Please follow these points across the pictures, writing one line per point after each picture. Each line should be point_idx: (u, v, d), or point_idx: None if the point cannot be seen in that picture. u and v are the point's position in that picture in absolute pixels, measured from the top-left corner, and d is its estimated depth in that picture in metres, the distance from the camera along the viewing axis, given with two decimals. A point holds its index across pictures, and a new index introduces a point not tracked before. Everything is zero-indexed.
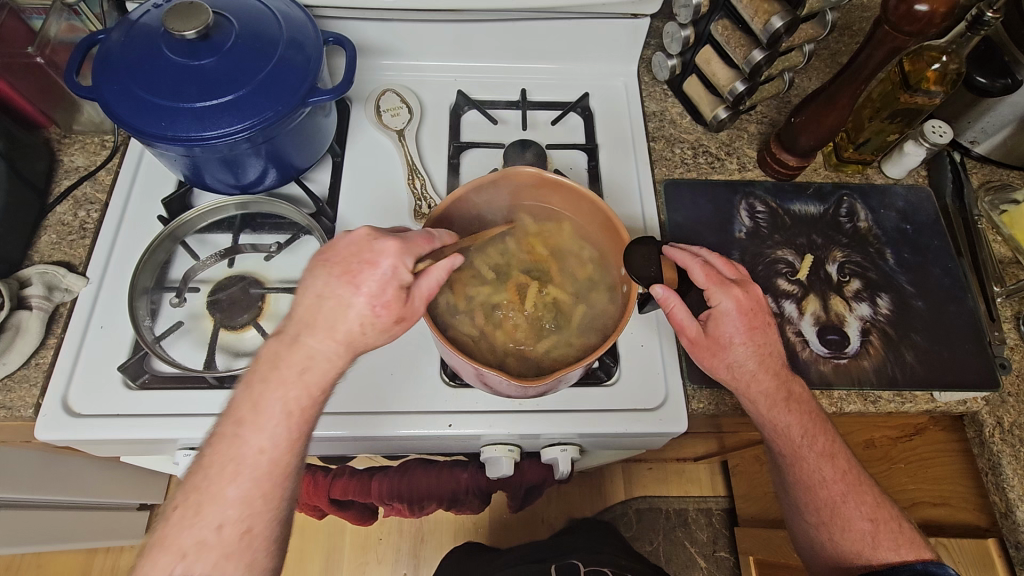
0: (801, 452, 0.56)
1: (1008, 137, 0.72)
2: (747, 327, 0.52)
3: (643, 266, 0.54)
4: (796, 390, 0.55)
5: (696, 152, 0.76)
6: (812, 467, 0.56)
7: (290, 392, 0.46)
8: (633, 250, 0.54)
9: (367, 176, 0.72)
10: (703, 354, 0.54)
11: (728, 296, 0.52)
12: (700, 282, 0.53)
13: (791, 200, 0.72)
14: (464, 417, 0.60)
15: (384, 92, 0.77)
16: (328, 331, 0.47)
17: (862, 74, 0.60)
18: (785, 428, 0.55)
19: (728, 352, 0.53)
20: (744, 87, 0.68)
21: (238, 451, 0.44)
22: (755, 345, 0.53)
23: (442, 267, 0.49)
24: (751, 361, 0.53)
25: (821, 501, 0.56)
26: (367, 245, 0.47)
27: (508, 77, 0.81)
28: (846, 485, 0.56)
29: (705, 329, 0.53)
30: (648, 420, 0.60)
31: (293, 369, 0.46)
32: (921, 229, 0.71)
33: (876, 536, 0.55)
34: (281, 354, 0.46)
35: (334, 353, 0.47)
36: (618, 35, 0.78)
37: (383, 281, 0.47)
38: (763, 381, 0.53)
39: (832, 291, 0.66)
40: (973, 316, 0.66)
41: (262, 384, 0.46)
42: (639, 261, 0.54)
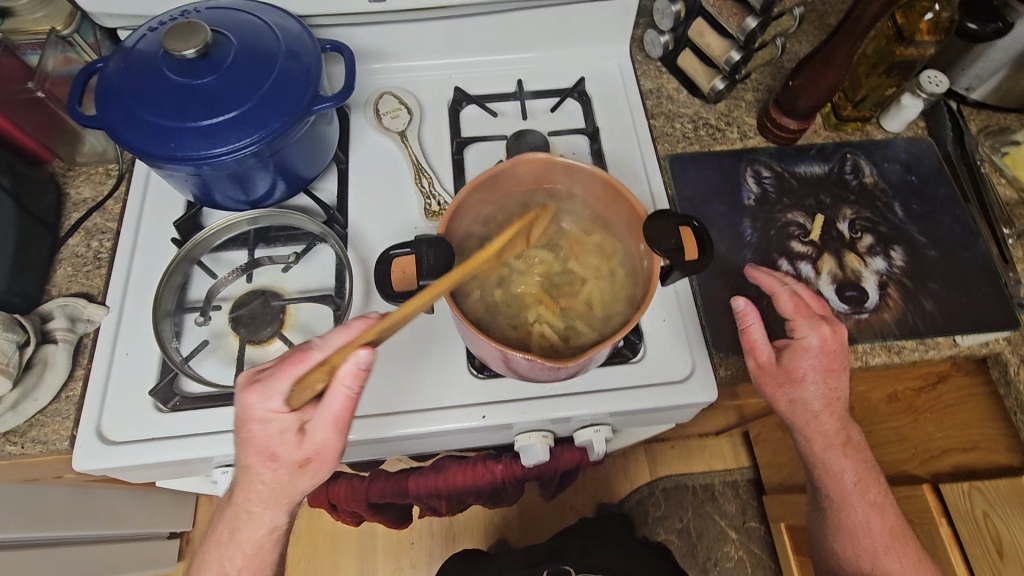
0: (852, 500, 0.63)
1: (1003, 80, 0.73)
2: (824, 367, 0.57)
3: (663, 237, 0.53)
4: (854, 439, 0.62)
5: (697, 125, 0.77)
6: (862, 514, 0.63)
7: (235, 556, 0.52)
8: (650, 225, 0.53)
9: (373, 180, 0.72)
10: (769, 384, 0.58)
11: (815, 332, 0.56)
12: (788, 311, 0.58)
13: (796, 162, 0.72)
14: (497, 407, 0.60)
15: (381, 95, 0.77)
16: (243, 491, 0.50)
17: (858, 30, 0.60)
18: (838, 472, 0.62)
19: (796, 388, 0.58)
20: (739, 56, 0.69)
21: None
22: (826, 387, 0.58)
23: (345, 375, 0.44)
24: (817, 400, 0.58)
25: (863, 548, 0.63)
26: (240, 399, 0.47)
27: (502, 69, 0.81)
28: (890, 538, 0.62)
29: (777, 359, 0.58)
30: (676, 391, 0.61)
31: (229, 531, 0.52)
32: (926, 178, 0.72)
33: None
34: (222, 512, 0.52)
35: (257, 510, 0.50)
36: (609, 17, 0.78)
37: (274, 429, 0.47)
38: (826, 427, 0.59)
39: (846, 248, 0.67)
40: (988, 258, 0.67)
41: (204, 551, 0.53)
42: (657, 233, 0.53)
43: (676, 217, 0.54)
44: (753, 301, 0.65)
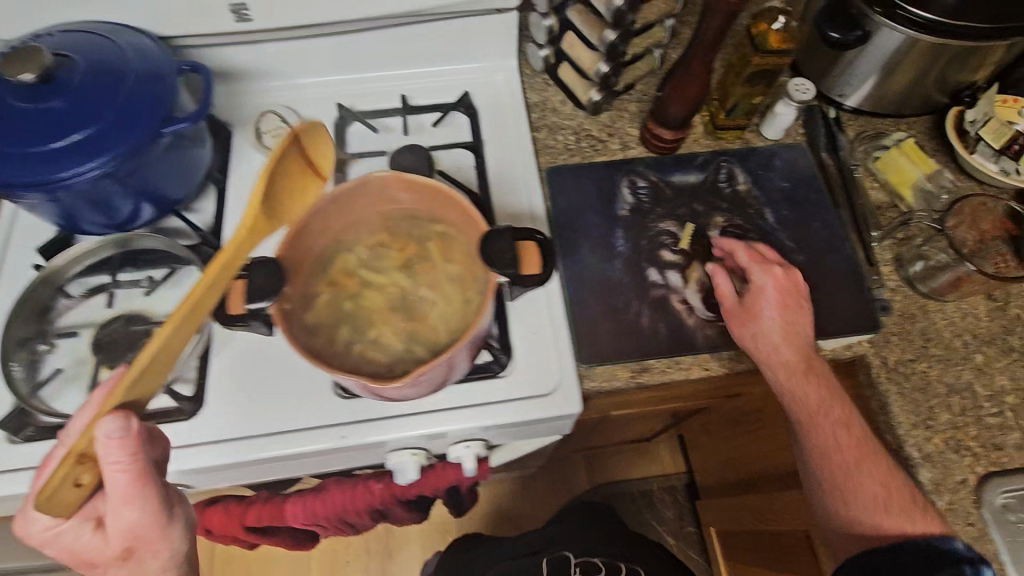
0: (822, 429, 0.58)
1: (874, 86, 0.74)
2: (782, 303, 0.61)
3: (496, 252, 0.51)
4: (820, 367, 0.60)
5: (579, 137, 0.78)
6: (834, 441, 0.58)
7: None
8: (483, 240, 0.52)
9: (250, 200, 0.72)
10: (741, 327, 0.61)
11: (768, 276, 0.61)
12: (744, 261, 0.63)
13: (672, 171, 0.73)
14: (358, 426, 0.60)
15: (264, 114, 0.76)
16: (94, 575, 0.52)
17: (708, 41, 0.61)
18: (803, 396, 0.59)
19: (757, 324, 0.60)
20: (608, 67, 0.69)
21: None
22: (784, 321, 0.60)
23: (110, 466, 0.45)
24: (779, 336, 0.59)
25: (833, 466, 0.58)
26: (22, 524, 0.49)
27: (389, 84, 0.81)
28: (858, 450, 0.57)
29: (738, 305, 0.62)
30: (540, 405, 0.61)
31: None
32: (798, 185, 0.73)
33: (888, 499, 0.56)
34: None
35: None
36: (490, 31, 0.78)
37: (70, 535, 0.49)
38: (789, 359, 0.59)
39: (715, 256, 0.68)
40: (853, 262, 0.68)
41: None
42: (491, 249, 0.51)
43: (511, 232, 0.53)
44: (621, 312, 0.65)
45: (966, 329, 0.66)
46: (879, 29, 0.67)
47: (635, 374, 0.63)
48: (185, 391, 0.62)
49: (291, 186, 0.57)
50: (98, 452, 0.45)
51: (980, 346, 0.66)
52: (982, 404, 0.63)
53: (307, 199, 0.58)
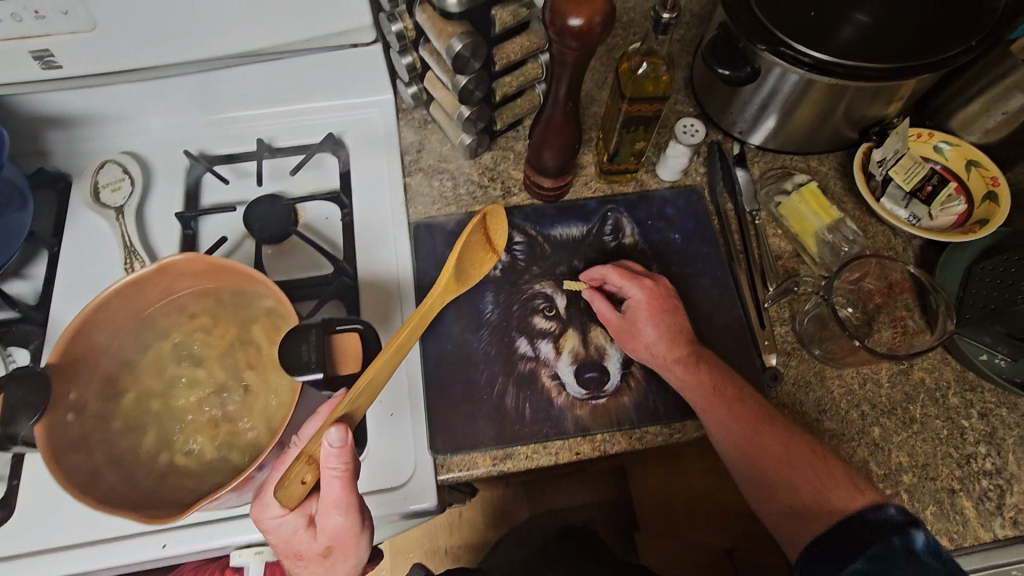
0: (731, 415, 0.54)
1: (773, 124, 0.68)
2: (655, 311, 0.58)
3: (294, 356, 0.45)
4: (706, 355, 0.57)
5: (457, 182, 0.71)
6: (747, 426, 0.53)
7: None
8: (283, 340, 0.46)
9: (84, 266, 0.65)
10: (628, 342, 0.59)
11: (635, 286, 0.59)
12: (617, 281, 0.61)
13: (552, 224, 0.67)
14: (181, 533, 0.53)
15: (103, 164, 0.69)
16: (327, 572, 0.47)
17: (559, 95, 0.56)
18: (689, 385, 0.55)
19: (641, 337, 0.58)
20: (470, 111, 0.63)
21: None
22: (664, 328, 0.58)
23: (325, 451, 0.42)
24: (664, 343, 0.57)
25: (740, 448, 0.53)
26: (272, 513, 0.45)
27: (249, 125, 0.73)
28: (756, 425, 0.53)
29: (624, 321, 0.59)
30: (388, 501, 0.55)
31: None
32: (690, 236, 0.67)
33: (798, 466, 0.51)
34: None
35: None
36: (355, 67, 0.70)
37: (287, 533, 0.46)
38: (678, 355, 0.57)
39: (593, 321, 0.62)
40: (742, 324, 0.63)
41: None
42: (289, 353, 0.45)
43: (320, 328, 0.46)
44: (483, 390, 0.59)
45: (865, 399, 0.61)
46: (770, 67, 0.61)
47: (496, 461, 0.56)
48: None
49: (471, 255, 0.53)
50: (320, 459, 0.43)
51: (879, 417, 0.60)
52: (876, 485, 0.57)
53: (484, 271, 0.54)
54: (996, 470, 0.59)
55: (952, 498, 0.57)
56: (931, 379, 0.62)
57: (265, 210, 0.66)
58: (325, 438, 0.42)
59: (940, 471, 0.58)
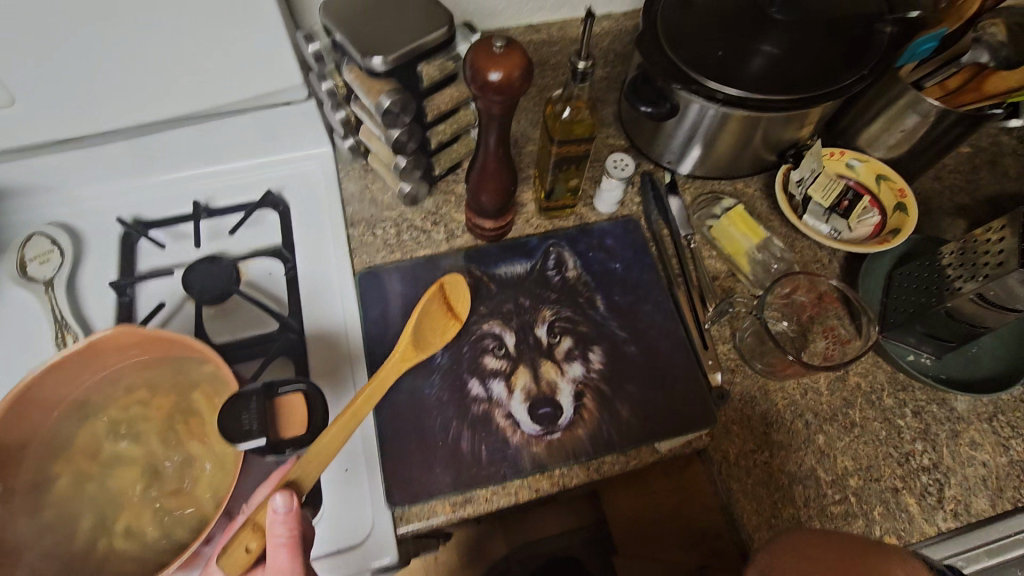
0: None
1: (698, 154, 0.72)
2: None
3: (235, 421, 0.44)
4: None
5: (401, 229, 0.71)
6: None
7: None
8: (224, 407, 0.45)
9: (11, 343, 0.62)
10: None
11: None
12: None
13: (496, 263, 0.68)
14: None
15: (29, 237, 0.67)
16: None
17: (490, 140, 0.57)
18: None
19: None
20: (406, 160, 0.64)
21: None
22: None
23: (270, 515, 0.41)
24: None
25: None
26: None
27: (184, 186, 0.73)
28: None
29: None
30: (348, 561, 0.54)
31: None
32: (630, 264, 0.69)
33: None
34: None
35: None
36: (290, 122, 0.71)
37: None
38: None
39: (543, 356, 0.63)
40: (686, 347, 0.64)
41: None
42: (230, 417, 0.44)
43: (262, 392, 0.46)
44: (439, 436, 0.58)
45: (807, 409, 0.63)
46: (688, 103, 0.65)
47: (456, 507, 0.56)
48: None
49: (432, 324, 0.60)
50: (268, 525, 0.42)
51: (822, 425, 0.63)
52: (825, 492, 0.60)
53: (446, 338, 0.61)
54: (932, 465, 0.62)
55: (896, 497, 0.60)
56: (866, 383, 0.65)
57: (204, 273, 0.65)
58: (272, 501, 0.42)
59: (882, 471, 0.61)
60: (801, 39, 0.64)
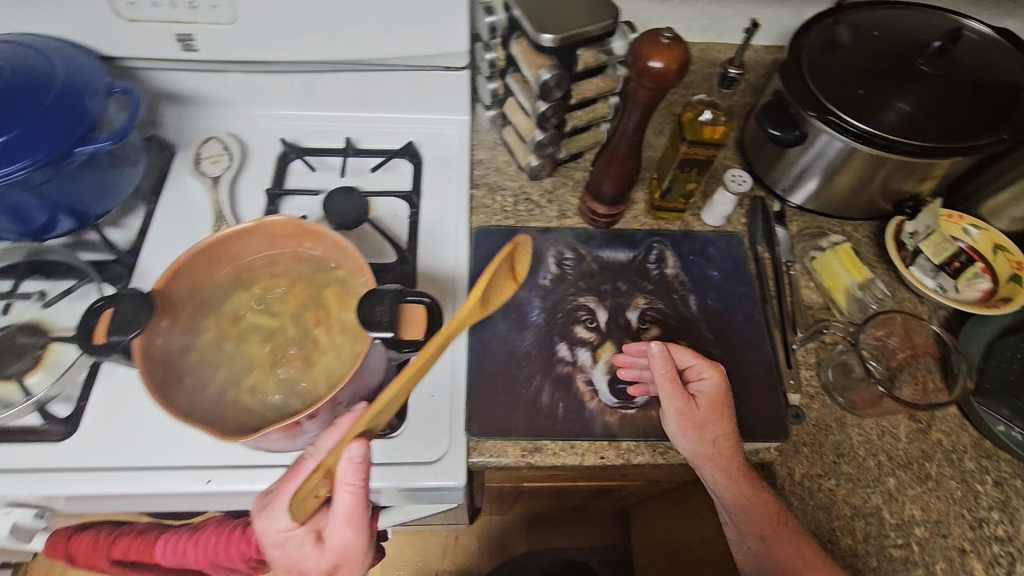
0: (756, 511, 0.56)
1: (815, 186, 0.74)
2: (716, 406, 0.58)
3: (371, 309, 0.50)
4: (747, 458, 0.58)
5: (518, 199, 0.77)
6: (792, 553, 0.54)
7: None
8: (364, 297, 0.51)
9: (176, 223, 0.72)
10: (686, 427, 0.57)
11: (713, 369, 0.59)
12: (688, 360, 0.59)
13: (602, 246, 0.72)
14: (227, 473, 0.57)
15: (207, 140, 0.77)
16: None
17: (631, 126, 0.62)
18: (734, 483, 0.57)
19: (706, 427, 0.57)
20: (542, 136, 0.69)
21: None
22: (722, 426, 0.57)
23: (343, 467, 0.46)
24: (732, 438, 0.57)
25: (778, 557, 0.55)
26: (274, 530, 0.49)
27: (338, 125, 0.82)
28: (790, 537, 0.55)
29: (695, 405, 0.58)
30: (420, 473, 0.58)
31: None
32: (729, 275, 0.72)
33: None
34: None
35: None
36: (442, 86, 0.79)
37: (291, 543, 0.50)
38: (732, 460, 0.57)
39: (629, 338, 0.66)
40: (770, 362, 0.66)
41: None
42: (367, 304, 0.51)
43: (395, 294, 0.52)
44: (522, 384, 0.63)
45: (882, 450, 0.63)
46: (817, 134, 0.68)
47: (526, 452, 0.60)
48: (60, 410, 0.60)
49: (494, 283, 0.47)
50: (339, 471, 0.47)
51: (894, 469, 0.62)
52: (887, 533, 0.59)
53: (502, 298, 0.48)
54: (1007, 537, 0.60)
55: (962, 558, 0.58)
56: (949, 441, 0.64)
57: (340, 202, 0.71)
58: (344, 453, 0.46)
59: (952, 529, 0.60)
60: (940, 94, 0.66)
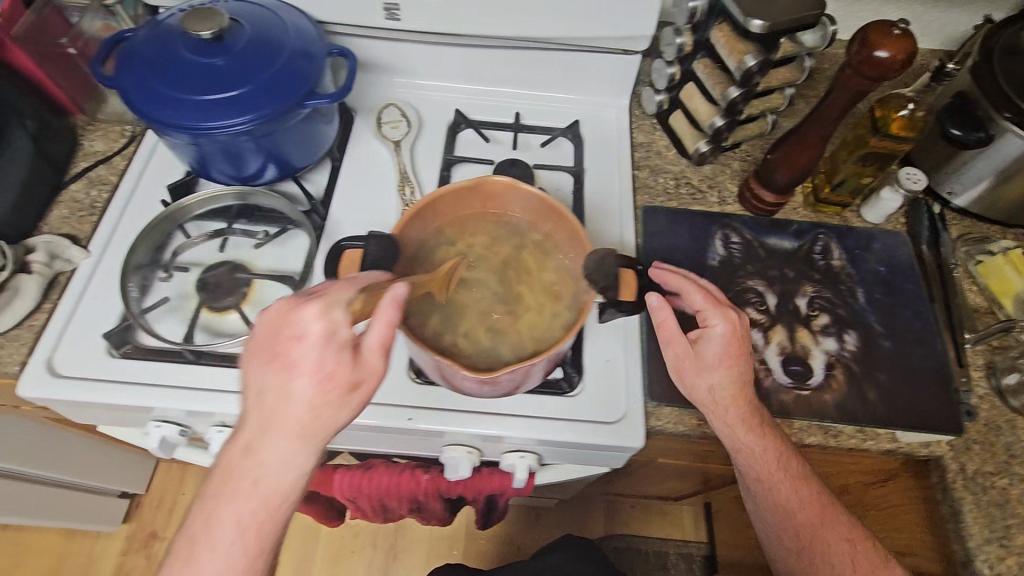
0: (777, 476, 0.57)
1: (986, 189, 0.74)
2: (734, 352, 0.56)
3: (599, 271, 0.54)
4: (765, 416, 0.58)
5: (679, 183, 0.79)
6: (810, 515, 0.57)
7: (250, 508, 0.45)
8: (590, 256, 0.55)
9: (361, 181, 0.76)
10: (693, 377, 0.58)
11: (720, 318, 0.56)
12: (699, 303, 0.57)
13: (768, 234, 0.74)
14: (426, 413, 0.62)
15: (387, 106, 0.81)
16: (282, 432, 0.46)
17: (830, 115, 0.62)
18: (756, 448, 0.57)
19: (709, 374, 0.57)
20: (722, 122, 0.71)
21: (198, 563, 0.44)
22: (734, 373, 0.57)
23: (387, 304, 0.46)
24: (730, 387, 0.57)
25: (797, 522, 0.57)
26: (291, 322, 0.46)
27: (505, 101, 0.85)
28: (814, 503, 0.57)
29: (697, 357, 0.57)
30: (601, 432, 0.61)
31: (247, 483, 0.45)
32: (895, 272, 0.72)
33: (853, 554, 0.56)
34: (239, 464, 0.46)
35: (287, 460, 0.46)
36: (611, 69, 0.82)
37: (310, 339, 0.45)
38: (739, 415, 0.57)
39: (800, 323, 0.67)
40: (941, 359, 0.67)
41: (221, 497, 0.45)
42: (595, 267, 0.55)
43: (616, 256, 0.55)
44: None
45: None
46: (1003, 134, 0.67)
47: (702, 423, 0.62)
48: None
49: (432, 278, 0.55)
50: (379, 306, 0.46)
51: None
52: None
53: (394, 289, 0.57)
54: None
55: None
56: None
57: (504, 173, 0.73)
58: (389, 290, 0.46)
59: None
60: None
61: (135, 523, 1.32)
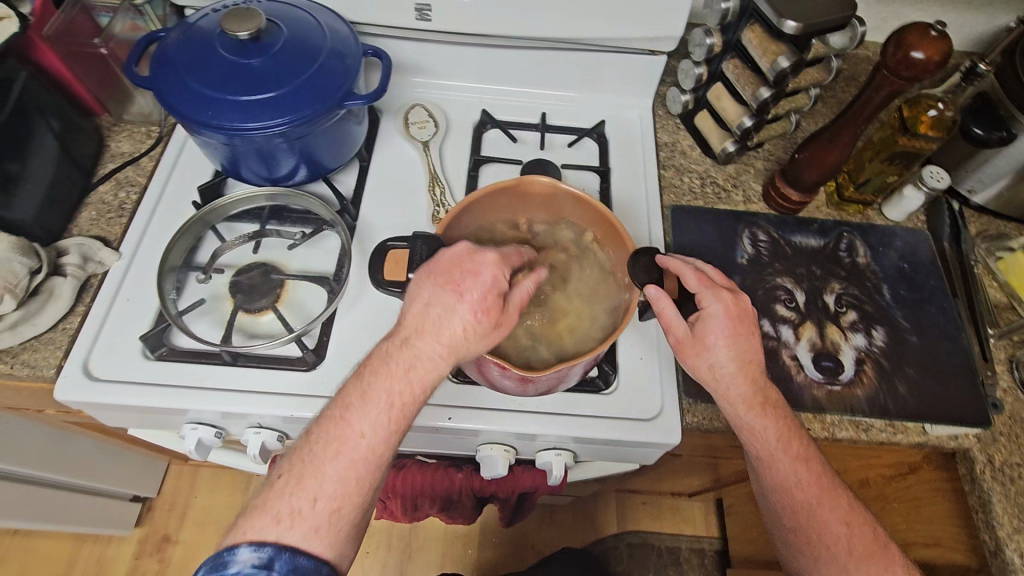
0: (780, 458, 0.55)
1: (1005, 187, 0.76)
2: (732, 331, 0.54)
3: (645, 271, 0.57)
4: (773, 396, 0.55)
5: (704, 182, 0.80)
6: (813, 497, 0.54)
7: (397, 387, 0.47)
8: (639, 258, 0.58)
9: (390, 182, 0.77)
10: (692, 359, 0.55)
11: (714, 299, 0.54)
12: (693, 286, 0.56)
13: (794, 232, 0.75)
14: (466, 412, 0.62)
15: (413, 107, 0.82)
16: (434, 337, 0.48)
17: (863, 114, 0.64)
18: (760, 430, 0.54)
19: (711, 354, 0.54)
20: (751, 122, 0.72)
21: (344, 432, 0.46)
22: (738, 350, 0.54)
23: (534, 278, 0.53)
24: (733, 365, 0.54)
25: (797, 502, 0.55)
26: (470, 257, 0.50)
27: (529, 101, 0.86)
28: (820, 487, 0.55)
29: (693, 336, 0.55)
30: (637, 429, 0.62)
31: (401, 366, 0.48)
32: (919, 268, 0.74)
33: (851, 537, 0.54)
34: (391, 352, 0.49)
35: (437, 361, 0.48)
36: (636, 70, 0.83)
37: (479, 274, 0.49)
38: (742, 395, 0.54)
39: (829, 320, 0.69)
40: (966, 354, 0.68)
41: (370, 374, 0.48)
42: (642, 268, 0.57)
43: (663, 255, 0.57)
44: None
45: None
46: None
47: None
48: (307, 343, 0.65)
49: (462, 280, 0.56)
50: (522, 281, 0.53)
51: None
52: None
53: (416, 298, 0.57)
54: None
55: None
56: None
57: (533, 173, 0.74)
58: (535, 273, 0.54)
59: None
60: None
61: (146, 527, 1.31)
